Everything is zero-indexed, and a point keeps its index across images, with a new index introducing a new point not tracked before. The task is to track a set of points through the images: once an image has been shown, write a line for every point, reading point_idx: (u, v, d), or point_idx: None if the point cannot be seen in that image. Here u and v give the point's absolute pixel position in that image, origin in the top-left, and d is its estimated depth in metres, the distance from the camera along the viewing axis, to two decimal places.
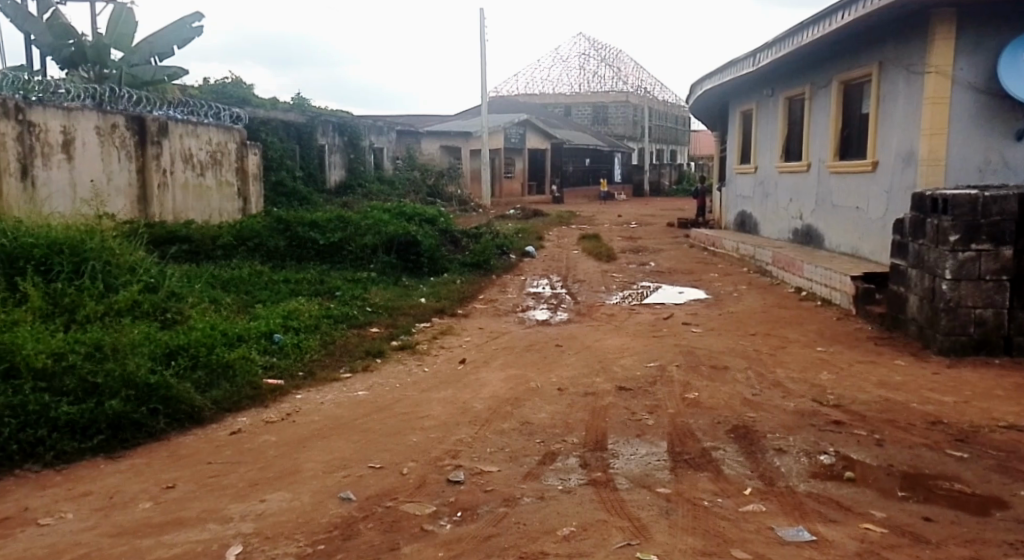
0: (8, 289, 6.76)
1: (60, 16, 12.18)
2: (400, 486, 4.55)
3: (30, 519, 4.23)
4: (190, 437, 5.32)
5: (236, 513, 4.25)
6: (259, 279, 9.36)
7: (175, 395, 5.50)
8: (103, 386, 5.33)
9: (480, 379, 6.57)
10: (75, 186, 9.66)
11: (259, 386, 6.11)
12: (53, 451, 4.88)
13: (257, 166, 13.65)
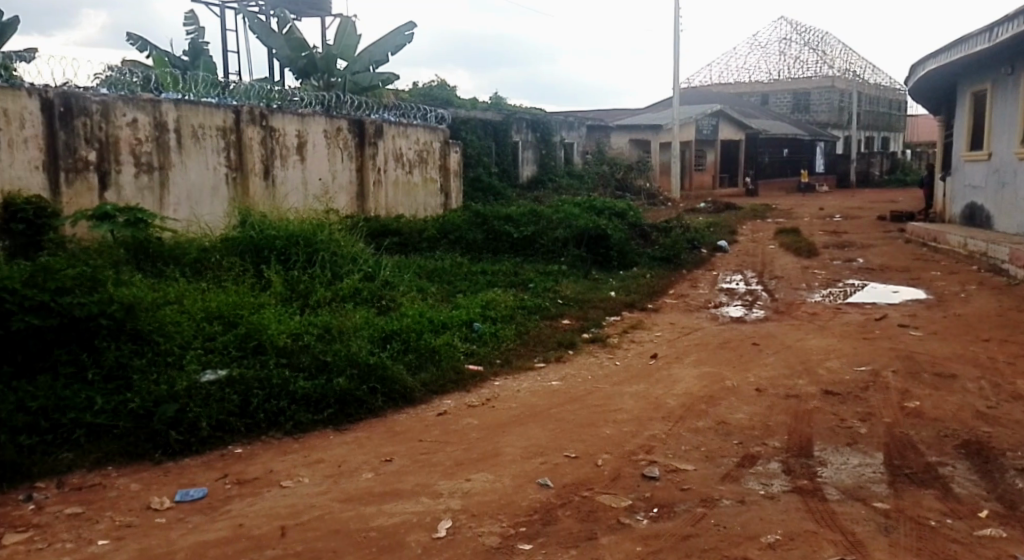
0: (255, 275, 7.57)
1: (296, 30, 13.38)
2: (595, 477, 4.60)
3: (273, 480, 4.48)
4: (404, 416, 5.55)
5: (445, 489, 4.43)
6: (459, 270, 9.82)
7: (391, 375, 5.76)
8: (332, 364, 5.65)
9: (673, 375, 6.56)
10: (307, 184, 10.60)
11: (462, 371, 6.38)
12: (292, 421, 5.14)
13: (458, 162, 14.28)
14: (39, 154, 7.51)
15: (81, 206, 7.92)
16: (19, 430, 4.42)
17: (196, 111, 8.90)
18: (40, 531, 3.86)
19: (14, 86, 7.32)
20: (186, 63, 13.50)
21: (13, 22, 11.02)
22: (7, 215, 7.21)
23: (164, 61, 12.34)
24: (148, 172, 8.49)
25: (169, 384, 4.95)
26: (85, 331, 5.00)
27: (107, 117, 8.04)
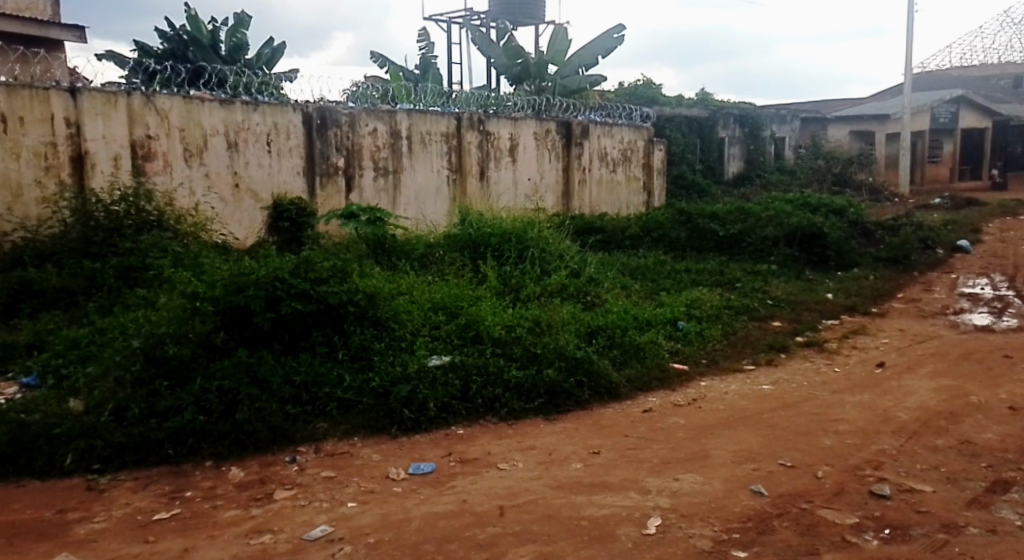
0: (474, 270, 8.06)
1: (512, 39, 14.07)
2: (816, 489, 4.33)
3: (491, 462, 4.50)
4: (609, 410, 5.49)
5: (653, 487, 4.26)
6: (663, 268, 9.85)
7: (596, 369, 5.76)
8: (542, 356, 5.77)
9: (904, 387, 6.20)
10: (518, 184, 11.09)
11: (666, 369, 6.39)
12: (506, 407, 5.21)
13: (662, 160, 14.21)
14: (300, 161, 8.53)
15: (332, 207, 8.88)
16: (286, 401, 4.65)
17: (425, 119, 9.65)
18: (302, 489, 3.98)
19: (283, 102, 8.35)
20: (417, 76, 14.54)
21: (281, 47, 12.44)
22: (276, 216, 8.28)
23: (399, 74, 13.42)
24: (385, 176, 9.34)
25: (402, 365, 5.19)
26: (337, 316, 5.30)
27: (353, 127, 8.92)
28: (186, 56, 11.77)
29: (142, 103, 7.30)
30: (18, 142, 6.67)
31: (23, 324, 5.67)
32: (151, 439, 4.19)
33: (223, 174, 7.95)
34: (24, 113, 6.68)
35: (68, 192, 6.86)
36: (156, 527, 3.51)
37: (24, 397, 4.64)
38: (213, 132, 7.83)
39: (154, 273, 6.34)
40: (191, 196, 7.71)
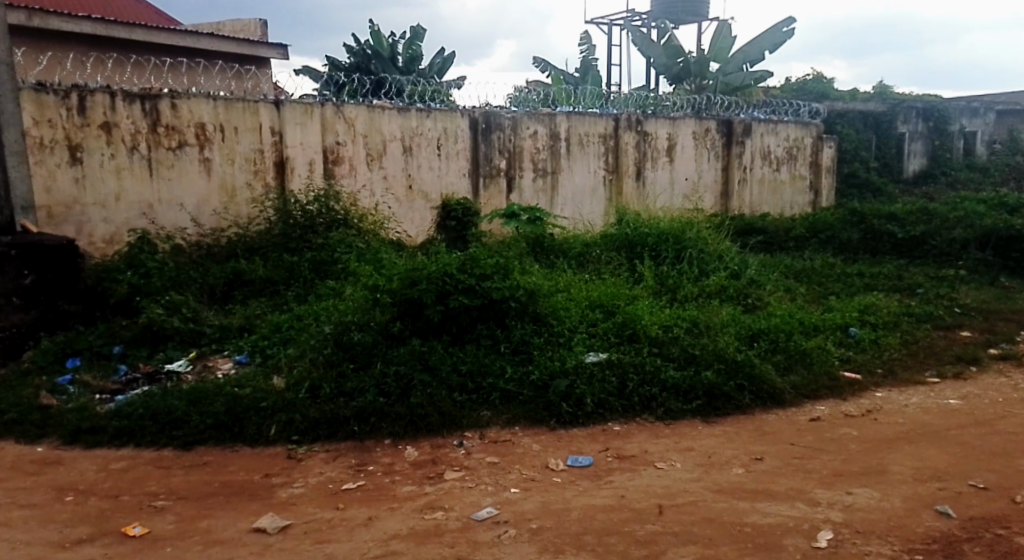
0: (630, 269, 8.11)
1: (673, 38, 14.01)
2: (1013, 514, 3.85)
3: (649, 460, 4.46)
4: (773, 416, 5.28)
5: (824, 498, 3.99)
6: (832, 271, 9.49)
7: (759, 374, 5.53)
8: (700, 357, 5.65)
9: None
10: (674, 184, 11.01)
11: (837, 378, 6.05)
12: (663, 407, 5.16)
13: (831, 158, 13.60)
14: (466, 164, 9.01)
15: (493, 207, 9.32)
16: (454, 388, 4.90)
17: (583, 121, 9.84)
18: (469, 471, 4.18)
19: (451, 108, 8.85)
20: (578, 80, 14.76)
21: (452, 56, 13.02)
22: (445, 215, 8.67)
23: (559, 79, 13.70)
24: (543, 177, 9.64)
25: (560, 361, 5.32)
26: (500, 311, 5.50)
27: (515, 130, 9.28)
28: (367, 68, 12.57)
29: (333, 113, 8.03)
30: (233, 149, 7.53)
31: (235, 308, 6.29)
32: (339, 416, 4.57)
33: (399, 177, 8.59)
34: (239, 123, 7.54)
35: (272, 195, 7.67)
36: (345, 496, 3.86)
37: (236, 373, 5.22)
38: (391, 138, 8.48)
39: (341, 266, 6.86)
40: (371, 197, 8.42)
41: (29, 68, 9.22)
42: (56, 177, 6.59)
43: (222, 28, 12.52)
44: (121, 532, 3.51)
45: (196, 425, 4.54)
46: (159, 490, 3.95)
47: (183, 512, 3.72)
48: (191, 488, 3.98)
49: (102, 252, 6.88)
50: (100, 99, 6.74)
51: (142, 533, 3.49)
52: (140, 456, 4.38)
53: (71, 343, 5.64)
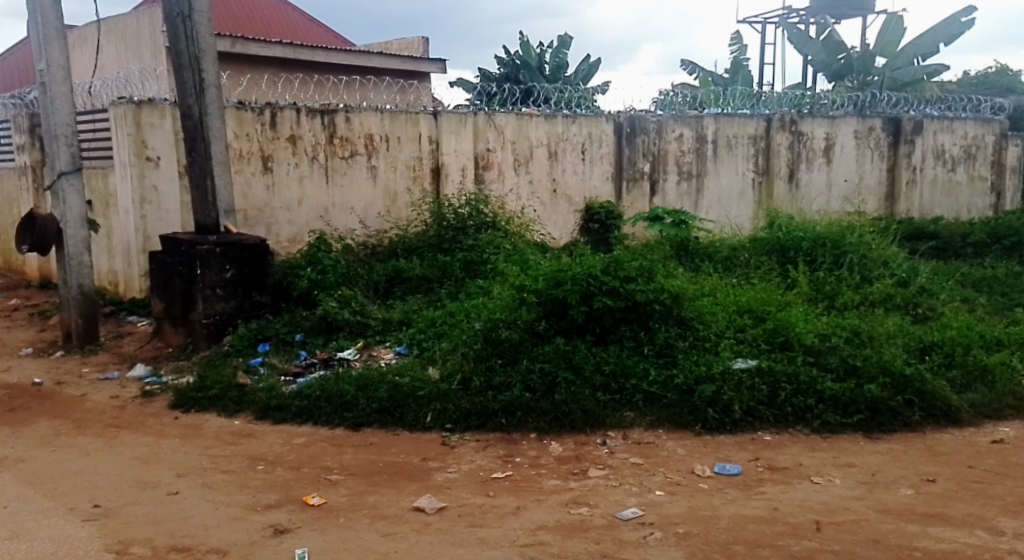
0: (782, 274, 7.82)
1: (835, 33, 13.53)
2: None
3: (804, 474, 4.18)
4: (948, 436, 4.81)
5: (1007, 528, 3.59)
6: (1017, 281, 8.76)
7: (931, 390, 5.00)
8: (862, 368, 5.15)
9: None
10: (832, 186, 10.62)
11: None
12: (820, 419, 4.81)
13: (1017, 157, 12.60)
14: (610, 168, 9.17)
15: (636, 210, 9.42)
16: (596, 388, 4.93)
17: (732, 123, 9.69)
18: (613, 471, 4.19)
19: (598, 113, 9.03)
20: (727, 80, 14.48)
21: (598, 63, 13.19)
22: (587, 219, 9.04)
23: (709, 80, 13.54)
24: (688, 180, 9.61)
25: (707, 365, 5.10)
26: (643, 314, 5.39)
27: (660, 134, 9.32)
28: (517, 78, 12.93)
29: (485, 122, 8.43)
30: (396, 158, 8.05)
31: (395, 304, 6.68)
32: (488, 408, 4.77)
33: (544, 182, 8.88)
34: (402, 133, 8.04)
35: (429, 198, 8.19)
36: (494, 484, 4.04)
37: (396, 362, 5.57)
38: (537, 144, 8.79)
39: (490, 266, 7.11)
40: (518, 200, 8.78)
41: (232, 88, 10.07)
42: (251, 184, 7.33)
43: (389, 46, 13.28)
44: (302, 500, 3.85)
45: (364, 408, 4.91)
46: (333, 465, 4.30)
47: (354, 487, 4.02)
48: (361, 465, 4.29)
49: (286, 250, 7.61)
50: (287, 115, 7.43)
51: (319, 503, 3.82)
52: (318, 433, 4.79)
53: (262, 328, 6.25)
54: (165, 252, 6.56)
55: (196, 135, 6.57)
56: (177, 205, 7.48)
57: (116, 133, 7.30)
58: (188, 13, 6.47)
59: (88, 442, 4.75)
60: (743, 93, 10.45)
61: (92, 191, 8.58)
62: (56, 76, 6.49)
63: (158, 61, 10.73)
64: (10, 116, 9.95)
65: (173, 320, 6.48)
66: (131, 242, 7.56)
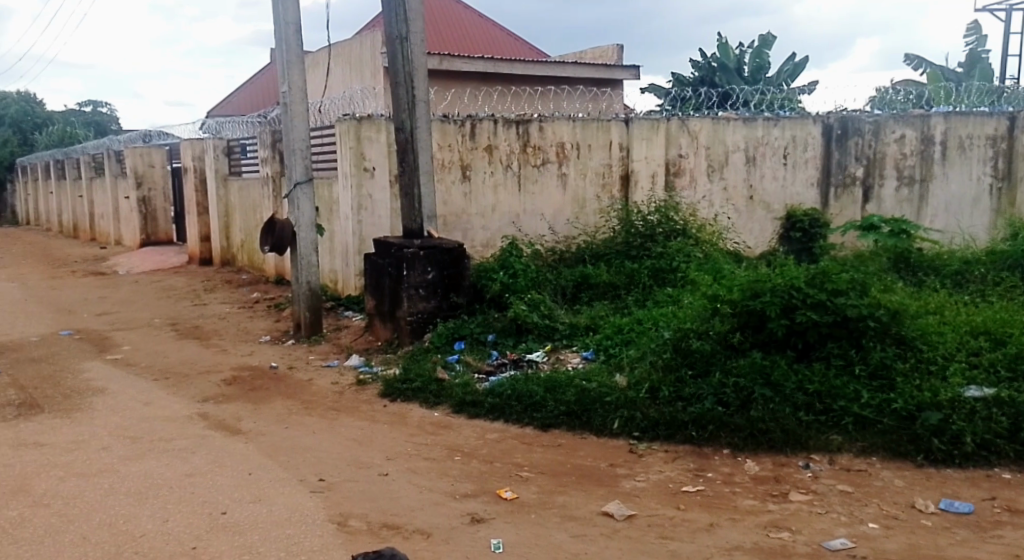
0: None
1: None
2: None
3: None
4: None
5: None
6: None
7: None
8: None
9: None
10: None
11: None
12: None
13: None
14: (815, 173, 8.79)
15: (846, 218, 8.91)
16: (799, 407, 4.58)
17: (966, 122, 8.76)
18: (819, 497, 3.88)
19: (804, 116, 8.70)
20: (960, 75, 13.31)
21: (803, 63, 12.57)
22: (789, 227, 8.75)
23: (939, 76, 12.56)
24: (909, 186, 8.86)
25: (932, 391, 4.54)
26: (855, 331, 4.96)
27: (877, 135, 8.71)
28: (713, 81, 12.65)
29: (678, 127, 8.45)
30: (586, 164, 8.26)
31: (582, 309, 6.63)
32: (678, 420, 4.59)
33: (740, 188, 8.72)
34: (593, 141, 8.24)
35: (616, 205, 8.37)
36: (686, 498, 3.87)
37: (583, 367, 5.54)
38: (734, 148, 8.66)
39: (680, 275, 6.91)
40: (711, 207, 8.74)
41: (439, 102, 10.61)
42: (451, 193, 7.79)
43: (583, 56, 13.36)
44: (495, 493, 3.98)
45: (552, 409, 4.95)
46: (524, 462, 4.41)
47: (544, 485, 4.09)
48: (552, 464, 4.37)
49: (480, 254, 8.02)
50: (486, 126, 7.83)
51: (512, 497, 3.92)
52: (509, 430, 4.92)
53: (458, 327, 6.43)
54: (377, 254, 6.94)
55: (407, 147, 6.91)
56: (388, 210, 8.31)
57: (341, 146, 8.20)
58: (406, 35, 6.93)
59: (313, 421, 5.14)
60: (981, 89, 9.43)
61: (320, 199, 9.38)
62: (295, 97, 7.15)
63: (376, 80, 12.21)
64: (255, 133, 11.02)
65: (382, 316, 6.81)
66: (349, 244, 8.38)
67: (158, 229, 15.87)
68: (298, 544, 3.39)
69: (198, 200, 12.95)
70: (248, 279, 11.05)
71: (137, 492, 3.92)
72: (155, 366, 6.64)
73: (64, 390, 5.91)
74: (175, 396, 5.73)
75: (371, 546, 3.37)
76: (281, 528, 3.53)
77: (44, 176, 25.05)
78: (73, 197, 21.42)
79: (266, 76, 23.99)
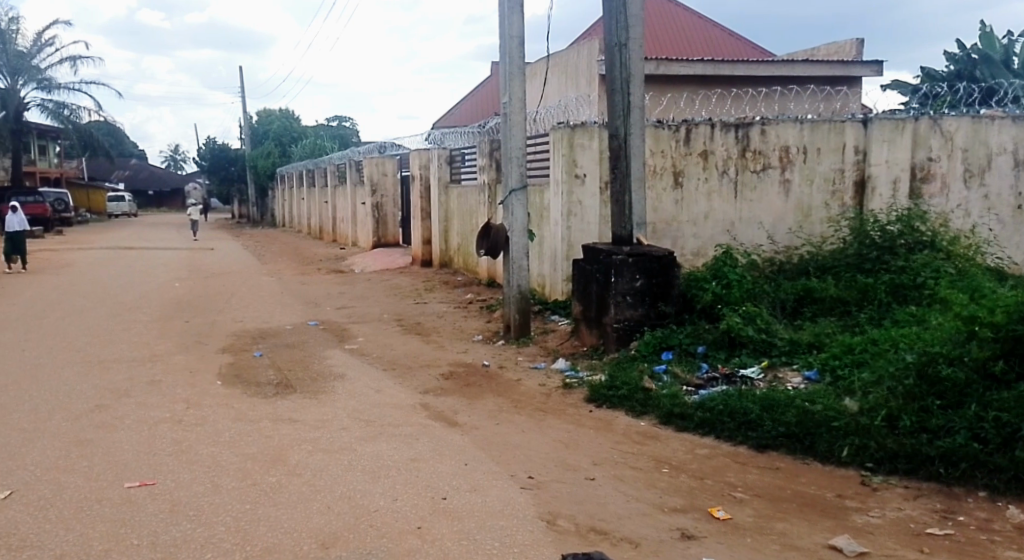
0: None
1: None
2: None
3: None
4: None
5: None
6: None
7: None
8: None
9: None
10: None
11: None
12: None
13: None
14: None
15: None
16: None
17: None
18: None
19: None
20: None
21: None
22: None
23: None
24: None
25: None
26: None
27: None
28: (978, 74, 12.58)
29: (928, 128, 7.71)
30: (814, 170, 7.76)
31: (805, 324, 6.18)
32: (922, 455, 4.10)
33: (1005, 196, 7.93)
34: (823, 144, 7.72)
35: (849, 213, 7.75)
36: (931, 541, 3.44)
37: (805, 388, 5.13)
38: (999, 150, 7.84)
39: (927, 292, 6.23)
40: (966, 218, 7.93)
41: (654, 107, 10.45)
42: (662, 200, 7.64)
43: (816, 53, 12.61)
44: (708, 512, 3.74)
45: (769, 430, 4.62)
46: (738, 482, 4.13)
47: (762, 509, 3.80)
48: (768, 488, 4.06)
49: (690, 263, 7.79)
50: (702, 131, 7.58)
51: (725, 517, 3.68)
52: (721, 447, 4.65)
53: (666, 337, 6.21)
54: (586, 260, 6.89)
55: (621, 153, 6.78)
56: (597, 217, 8.24)
57: (554, 154, 8.27)
58: (626, 42, 6.78)
59: (523, 420, 5.15)
60: None
61: (531, 206, 9.51)
62: (513, 107, 7.27)
63: (591, 87, 12.21)
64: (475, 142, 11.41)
65: (588, 321, 6.75)
66: (556, 249, 8.40)
67: (388, 232, 16.90)
68: (510, 536, 3.36)
69: (422, 206, 13.63)
70: (463, 281, 11.44)
71: (371, 470, 4.09)
72: (385, 357, 6.99)
73: (309, 373, 6.36)
74: (400, 386, 5.99)
75: (581, 549, 3.27)
76: (495, 519, 3.53)
77: (299, 184, 27.63)
78: (320, 202, 23.43)
79: (492, 89, 24.87)
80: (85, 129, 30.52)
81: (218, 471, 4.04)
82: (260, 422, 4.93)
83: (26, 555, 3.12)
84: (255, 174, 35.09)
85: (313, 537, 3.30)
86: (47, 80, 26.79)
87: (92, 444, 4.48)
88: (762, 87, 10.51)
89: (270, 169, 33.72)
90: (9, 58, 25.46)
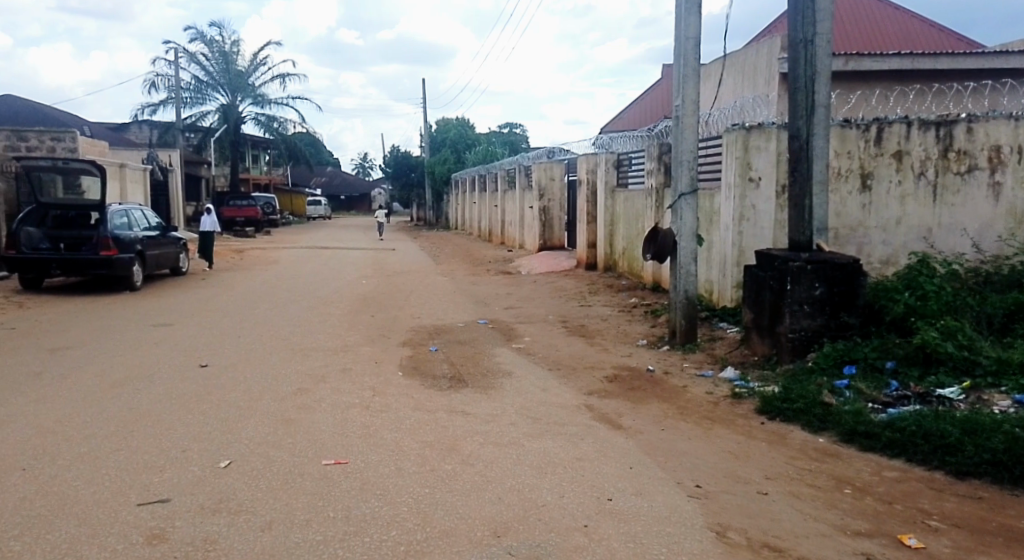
0: None
1: None
2: None
3: None
4: None
5: None
6: None
7: None
8: None
9: None
10: None
11: None
12: None
13: None
14: None
15: None
16: None
17: None
18: None
19: None
20: None
21: None
22: None
23: None
24: None
25: None
26: None
27: None
28: None
29: None
30: None
31: (1015, 343, 5.60)
32: None
33: None
34: None
35: None
36: None
37: (1014, 412, 4.64)
38: None
39: None
40: None
41: (840, 106, 9.86)
42: (847, 204, 7.17)
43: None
44: (897, 538, 3.44)
45: (971, 456, 4.18)
46: (932, 510, 3.77)
47: (960, 541, 3.44)
48: (967, 518, 3.69)
49: (878, 272, 7.26)
50: (896, 130, 7.05)
51: (916, 545, 3.36)
52: (911, 471, 4.27)
53: (849, 350, 5.80)
54: (759, 267, 6.58)
55: (802, 156, 6.41)
56: (773, 221, 7.86)
57: (727, 156, 7.98)
58: (813, 38, 6.40)
59: (690, 427, 4.98)
60: None
61: (701, 210, 9.23)
62: (687, 109, 7.06)
63: (769, 88, 11.70)
64: (643, 145, 11.23)
65: (760, 330, 6.43)
66: (727, 255, 8.09)
67: (554, 236, 17.02)
68: (678, 543, 3.24)
69: (589, 210, 13.59)
70: (628, 285, 11.29)
71: (539, 466, 4.08)
72: (551, 357, 7.01)
73: (481, 369, 6.48)
74: (566, 386, 5.96)
75: None
76: (662, 524, 3.41)
77: (472, 189, 28.48)
78: (491, 207, 24.01)
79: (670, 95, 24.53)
80: (292, 140, 32.80)
81: (399, 455, 4.18)
82: (436, 412, 5.07)
83: (240, 519, 3.34)
84: (432, 179, 36.52)
85: (484, 525, 3.32)
86: (262, 96, 28.92)
87: (287, 423, 4.77)
88: (967, 81, 9.69)
89: (446, 174, 34.92)
90: (230, 77, 27.78)
